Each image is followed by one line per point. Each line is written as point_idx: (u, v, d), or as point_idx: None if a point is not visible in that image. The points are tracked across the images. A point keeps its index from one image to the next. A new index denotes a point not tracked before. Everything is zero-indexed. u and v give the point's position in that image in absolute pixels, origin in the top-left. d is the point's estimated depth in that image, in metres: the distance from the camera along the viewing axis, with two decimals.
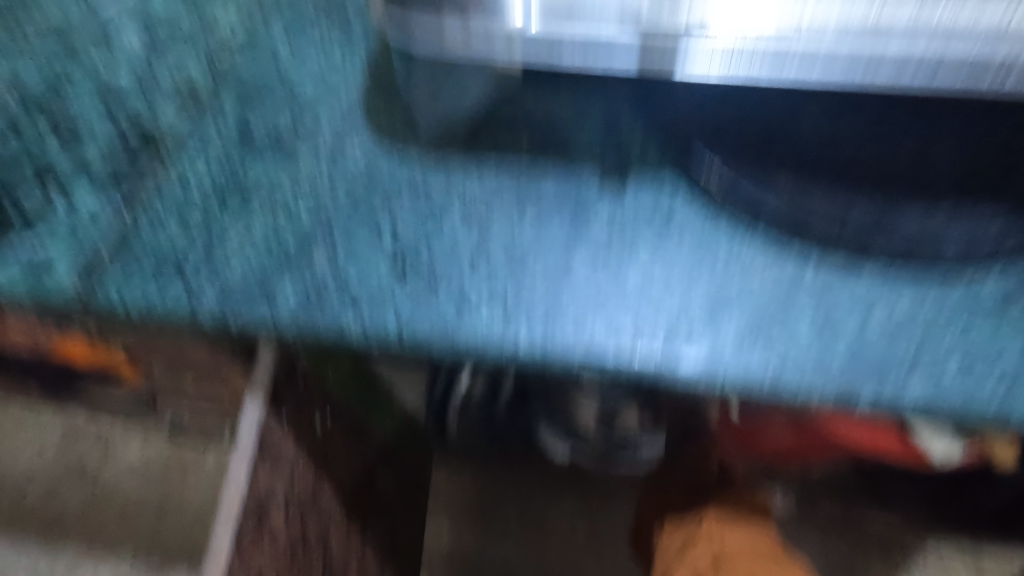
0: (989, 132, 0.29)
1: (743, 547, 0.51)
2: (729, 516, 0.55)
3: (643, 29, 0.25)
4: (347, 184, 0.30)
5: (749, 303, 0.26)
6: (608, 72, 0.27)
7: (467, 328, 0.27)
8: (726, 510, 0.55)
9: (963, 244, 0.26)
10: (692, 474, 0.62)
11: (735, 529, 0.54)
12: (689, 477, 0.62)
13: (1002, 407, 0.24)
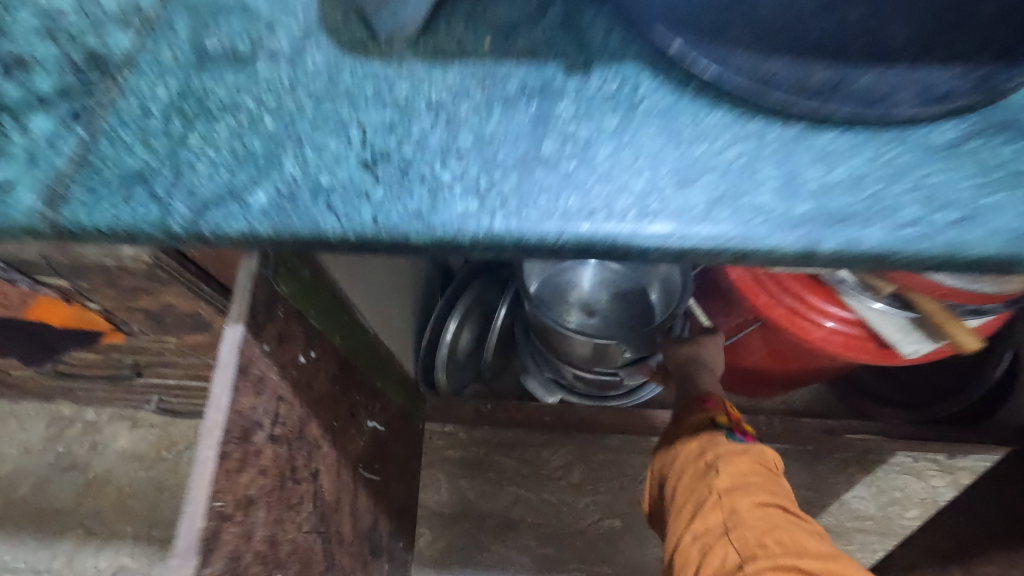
0: None
1: (765, 534, 0.39)
2: (745, 505, 0.41)
3: None
4: (309, 91, 0.31)
5: (719, 170, 0.27)
6: None
7: (440, 214, 0.27)
8: (743, 501, 0.41)
9: (918, 96, 0.27)
10: (692, 459, 0.47)
11: (757, 519, 0.40)
12: (691, 464, 0.47)
13: (962, 240, 0.24)
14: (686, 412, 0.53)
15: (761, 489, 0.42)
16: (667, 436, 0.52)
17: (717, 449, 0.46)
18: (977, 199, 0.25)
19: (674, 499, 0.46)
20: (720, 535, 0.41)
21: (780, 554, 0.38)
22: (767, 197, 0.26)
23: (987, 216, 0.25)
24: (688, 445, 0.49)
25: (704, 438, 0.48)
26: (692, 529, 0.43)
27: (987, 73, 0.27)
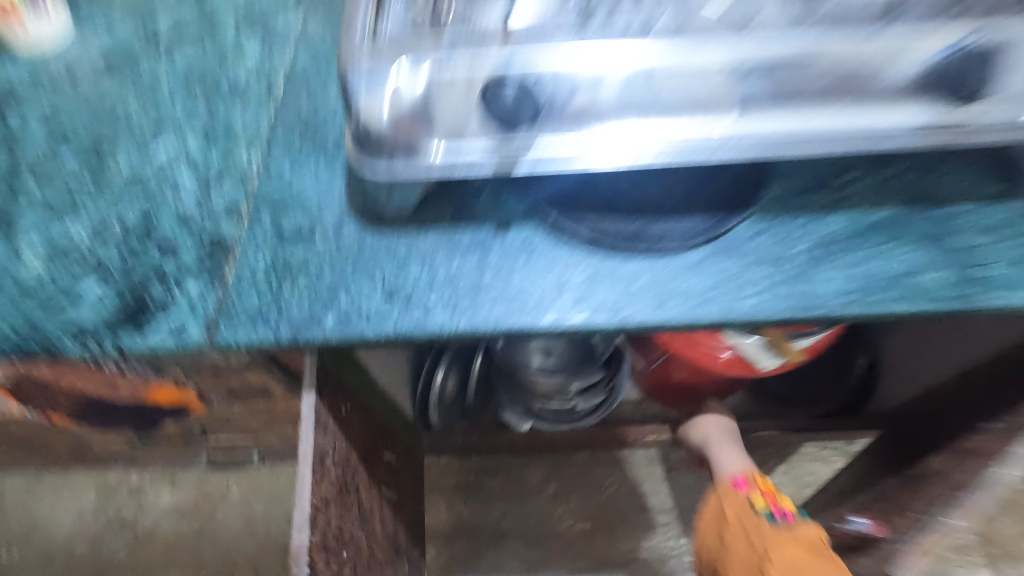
0: (700, 169, 0.51)
1: None
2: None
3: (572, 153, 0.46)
4: (348, 252, 0.53)
5: (579, 284, 0.49)
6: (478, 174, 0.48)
7: (431, 322, 0.49)
8: None
9: (683, 235, 0.49)
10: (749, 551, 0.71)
11: None
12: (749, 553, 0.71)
13: (700, 314, 0.47)
14: (731, 506, 0.77)
15: (804, 565, 0.67)
16: (714, 524, 0.77)
17: (763, 540, 0.71)
18: (710, 291, 0.47)
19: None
20: None
21: None
22: (608, 295, 0.48)
23: (714, 301, 0.47)
24: (740, 538, 0.73)
25: (751, 527, 0.73)
26: None
27: (721, 218, 0.49)
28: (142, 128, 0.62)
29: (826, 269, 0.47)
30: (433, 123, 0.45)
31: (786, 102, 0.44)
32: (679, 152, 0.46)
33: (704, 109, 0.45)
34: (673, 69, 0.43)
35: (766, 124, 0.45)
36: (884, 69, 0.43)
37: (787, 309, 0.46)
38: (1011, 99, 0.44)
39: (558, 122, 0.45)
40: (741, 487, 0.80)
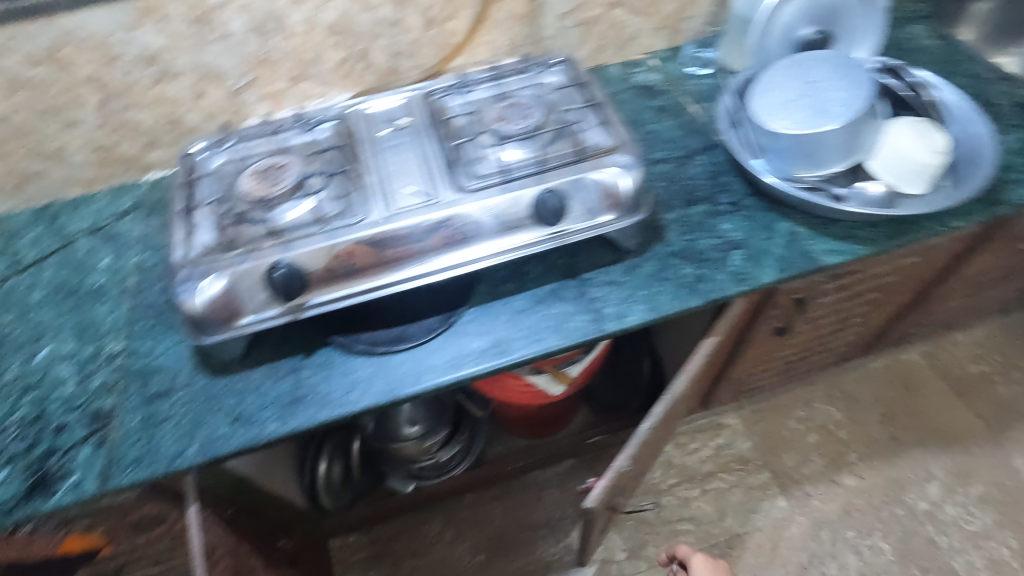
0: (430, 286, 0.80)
1: None
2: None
3: (343, 293, 0.72)
4: (200, 398, 0.73)
5: (364, 379, 0.74)
6: (274, 324, 0.72)
7: (267, 431, 0.70)
8: None
9: (425, 331, 0.77)
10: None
11: None
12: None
13: (442, 381, 0.73)
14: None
15: None
16: None
17: None
18: (446, 364, 0.74)
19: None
20: None
21: None
22: (385, 382, 0.73)
23: (450, 370, 0.74)
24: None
25: None
26: None
27: (446, 314, 0.78)
28: (25, 341, 0.81)
29: (515, 333, 0.77)
30: (242, 301, 0.70)
31: (461, 245, 0.74)
32: (411, 277, 0.74)
33: (422, 253, 0.73)
34: (389, 245, 0.72)
35: (454, 254, 0.74)
36: (507, 218, 0.74)
37: (492, 362, 0.74)
38: (582, 214, 0.76)
39: (328, 281, 0.72)
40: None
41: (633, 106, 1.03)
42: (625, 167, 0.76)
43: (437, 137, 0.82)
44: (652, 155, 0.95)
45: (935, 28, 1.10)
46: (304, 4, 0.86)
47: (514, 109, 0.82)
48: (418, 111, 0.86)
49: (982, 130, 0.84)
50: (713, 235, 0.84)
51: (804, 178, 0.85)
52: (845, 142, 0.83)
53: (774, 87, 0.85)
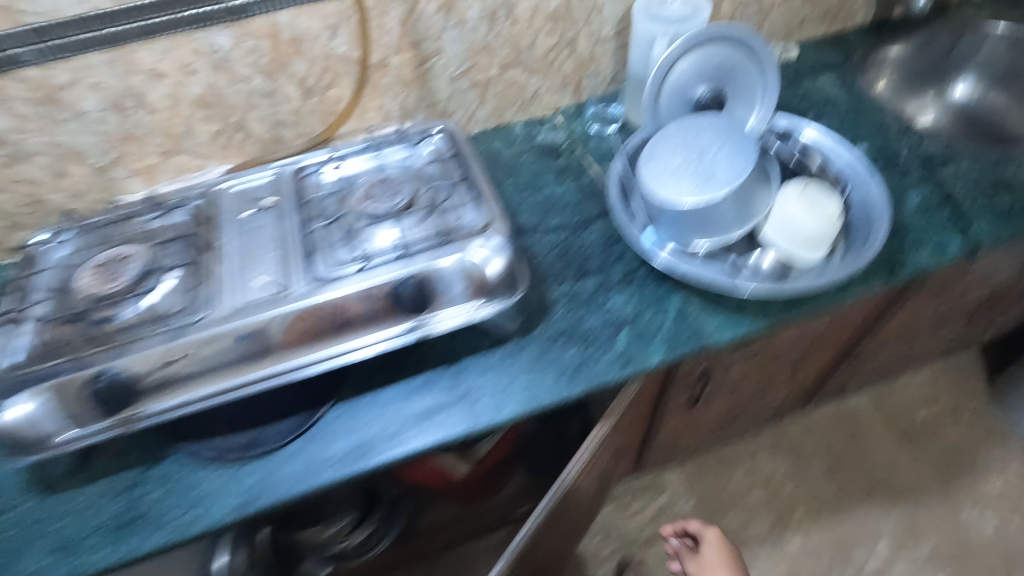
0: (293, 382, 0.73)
1: None
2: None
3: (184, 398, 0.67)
4: (21, 524, 0.65)
5: (207, 493, 0.67)
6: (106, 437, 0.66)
7: (90, 561, 0.62)
8: None
9: (280, 434, 0.70)
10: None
11: None
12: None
13: (290, 493, 0.66)
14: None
15: None
16: None
17: None
18: (298, 473, 0.68)
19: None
20: None
21: None
22: (230, 496, 0.67)
23: (301, 480, 0.67)
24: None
25: None
26: None
27: (307, 414, 0.71)
28: None
29: (379, 433, 0.71)
30: (66, 418, 0.64)
31: (316, 343, 0.69)
32: (260, 377, 0.68)
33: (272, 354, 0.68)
34: (231, 346, 0.66)
35: (308, 352, 0.69)
36: (364, 310, 0.69)
37: (349, 470, 0.68)
38: (453, 297, 0.71)
39: (166, 386, 0.66)
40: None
41: (531, 168, 0.99)
42: (493, 249, 0.71)
43: (299, 220, 0.77)
44: (548, 222, 0.90)
45: (842, 78, 1.09)
46: (164, 79, 0.82)
47: (383, 187, 0.78)
48: (284, 189, 0.81)
49: (877, 190, 0.83)
50: (600, 313, 0.79)
51: (700, 245, 0.80)
52: (736, 211, 0.79)
53: (664, 155, 0.81)
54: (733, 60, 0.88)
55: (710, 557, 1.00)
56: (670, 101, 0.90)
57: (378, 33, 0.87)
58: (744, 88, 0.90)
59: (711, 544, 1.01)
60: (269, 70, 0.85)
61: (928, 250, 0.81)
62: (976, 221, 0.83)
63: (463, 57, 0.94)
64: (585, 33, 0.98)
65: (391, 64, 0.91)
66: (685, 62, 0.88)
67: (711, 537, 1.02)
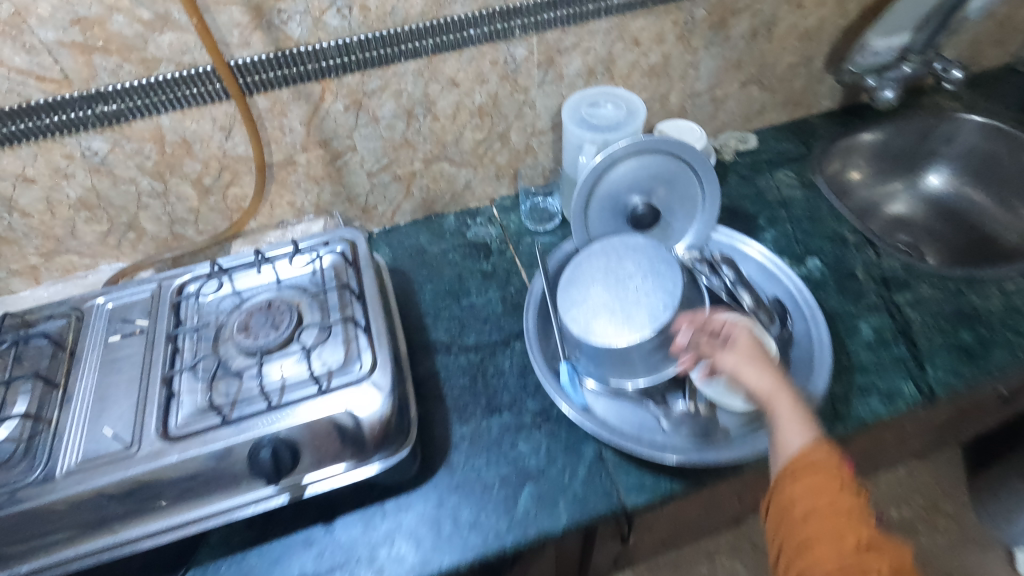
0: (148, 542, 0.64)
1: (806, 513, 0.52)
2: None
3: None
4: None
5: None
6: None
7: None
8: (804, 512, 0.52)
9: None
10: (843, 529, 0.50)
11: (801, 493, 0.53)
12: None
13: None
14: (829, 460, 0.54)
15: (823, 490, 0.52)
16: (810, 502, 0.52)
17: (800, 520, 0.52)
18: None
19: (796, 553, 0.51)
20: (804, 520, 0.52)
21: (812, 526, 0.51)
22: None
23: None
24: (820, 496, 0.52)
25: (799, 524, 0.52)
26: (799, 511, 0.52)
27: None
28: None
29: None
30: None
31: (163, 510, 0.60)
32: (96, 552, 0.59)
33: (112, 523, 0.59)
34: (65, 514, 0.58)
35: (156, 520, 0.60)
36: (221, 475, 0.61)
37: None
38: (330, 457, 0.63)
39: None
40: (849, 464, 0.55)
41: (455, 270, 0.92)
42: (372, 407, 0.63)
43: (168, 349, 0.68)
44: (464, 340, 0.82)
45: (801, 173, 1.01)
46: (34, 184, 0.74)
47: (263, 317, 0.69)
48: (160, 308, 0.72)
49: (822, 333, 0.74)
50: (506, 459, 0.71)
51: (623, 387, 0.72)
52: (657, 357, 0.69)
53: (584, 285, 0.73)
54: (676, 171, 0.80)
55: (744, 341, 0.66)
56: (601, 207, 0.81)
57: (280, 133, 0.79)
58: (682, 206, 0.82)
59: (747, 340, 0.66)
60: (157, 172, 0.78)
61: (876, 399, 0.72)
62: (931, 364, 0.75)
63: (380, 152, 0.86)
64: (517, 127, 0.90)
65: (299, 162, 0.84)
66: (625, 167, 0.79)
67: (740, 323, 0.68)
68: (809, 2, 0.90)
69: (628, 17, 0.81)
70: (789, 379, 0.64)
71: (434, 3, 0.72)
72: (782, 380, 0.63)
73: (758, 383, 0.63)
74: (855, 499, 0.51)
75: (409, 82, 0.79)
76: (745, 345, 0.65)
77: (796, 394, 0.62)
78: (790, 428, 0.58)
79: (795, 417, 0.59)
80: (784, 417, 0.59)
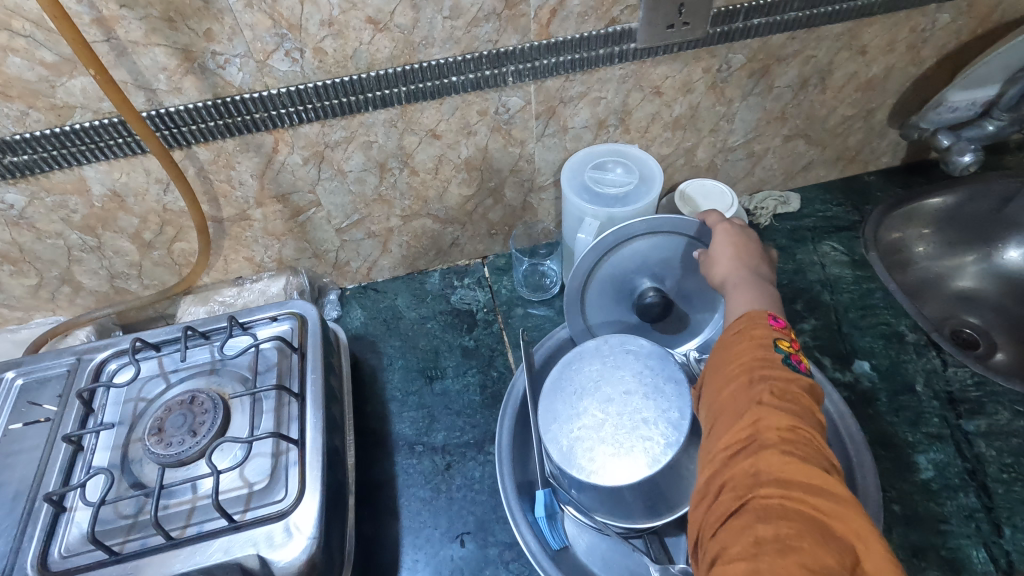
0: None
1: (716, 364, 0.47)
2: (767, 504, 0.36)
3: None
4: None
5: None
6: None
7: None
8: (715, 362, 0.47)
9: None
10: (742, 364, 0.45)
11: (719, 347, 0.48)
12: (729, 417, 0.43)
13: None
14: (749, 313, 0.49)
15: (734, 343, 0.47)
16: (719, 355, 0.48)
17: (712, 373, 0.47)
18: None
19: (703, 410, 0.47)
20: (712, 371, 0.47)
21: (719, 372, 0.46)
22: None
23: None
24: (732, 344, 0.47)
25: (710, 373, 0.48)
26: (713, 365, 0.48)
27: None
28: None
29: None
30: None
31: None
32: None
33: None
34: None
35: None
36: None
37: None
38: None
39: None
40: (778, 321, 0.48)
41: (432, 344, 0.79)
42: (292, 553, 0.50)
43: (69, 450, 0.57)
44: (431, 438, 0.69)
45: (852, 246, 0.85)
46: None
47: (180, 416, 0.57)
48: (72, 394, 0.61)
49: (871, 486, 0.59)
50: None
51: (611, 527, 0.58)
52: (654, 497, 0.55)
53: (570, 398, 0.59)
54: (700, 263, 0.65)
55: (720, 238, 0.59)
56: (600, 289, 0.67)
57: (228, 186, 0.67)
58: (701, 300, 0.67)
59: (726, 230, 0.59)
60: (87, 226, 0.68)
61: (935, 568, 0.56)
62: (1011, 526, 0.58)
63: (350, 208, 0.74)
64: (513, 182, 0.77)
65: (255, 217, 0.72)
66: (636, 249, 0.64)
67: (715, 224, 0.61)
68: (875, 48, 0.74)
69: (648, 64, 0.67)
70: (763, 269, 0.57)
71: (407, 46, 0.59)
72: (747, 270, 0.56)
73: (716, 272, 0.58)
74: (763, 345, 0.45)
75: (380, 133, 0.66)
76: (712, 245, 0.60)
77: (763, 283, 0.55)
78: (735, 304, 0.53)
79: (744, 292, 0.53)
80: (734, 295, 0.54)
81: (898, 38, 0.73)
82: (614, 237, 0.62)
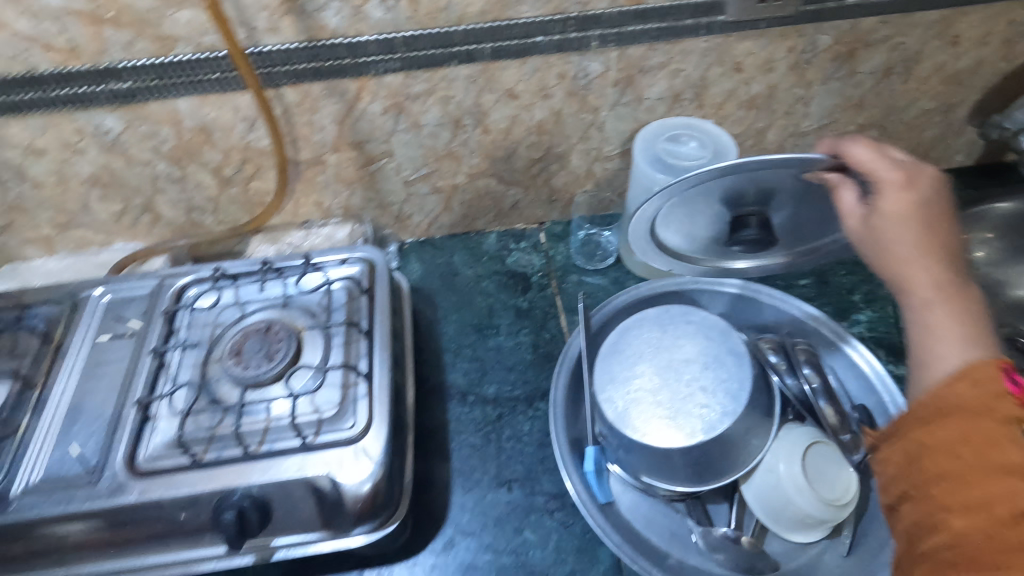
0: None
1: (944, 458, 0.40)
2: None
3: None
4: None
5: None
6: None
7: None
8: (944, 457, 0.40)
9: None
10: (996, 479, 0.38)
11: (944, 432, 0.41)
12: (973, 543, 0.37)
13: None
14: (985, 394, 0.41)
15: (972, 434, 0.39)
16: (947, 446, 0.40)
17: (935, 466, 0.40)
18: None
19: (920, 510, 0.40)
20: (935, 465, 0.40)
21: (955, 476, 0.39)
22: None
23: None
24: (966, 436, 0.40)
25: (931, 465, 0.40)
26: (933, 452, 0.41)
27: None
28: None
29: None
30: None
31: (118, 553, 0.53)
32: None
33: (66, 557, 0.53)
34: (11, 541, 0.52)
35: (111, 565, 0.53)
36: (182, 523, 0.53)
37: None
38: (305, 526, 0.54)
39: None
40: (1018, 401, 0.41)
41: (488, 302, 0.81)
42: (358, 477, 0.53)
43: (154, 364, 0.61)
44: (483, 389, 0.72)
45: None
46: (45, 156, 0.68)
47: (258, 342, 0.61)
48: (155, 314, 0.65)
49: None
50: (504, 546, 0.60)
51: (658, 488, 0.59)
52: (702, 463, 0.56)
53: (629, 363, 0.60)
54: (823, 197, 0.58)
55: (897, 219, 0.50)
56: (696, 209, 0.61)
57: (309, 130, 0.70)
58: (796, 235, 0.64)
59: (905, 208, 0.50)
60: (174, 157, 0.71)
61: None
62: None
63: (420, 162, 0.76)
64: (580, 149, 0.77)
65: (329, 162, 0.74)
66: (751, 178, 0.56)
67: (880, 176, 0.51)
68: (968, 39, 0.72)
69: (734, 38, 0.67)
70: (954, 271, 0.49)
71: (498, 3, 0.61)
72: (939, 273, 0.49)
73: (892, 265, 0.50)
74: (1012, 448, 0.38)
75: (460, 89, 0.68)
76: (886, 220, 0.50)
77: (959, 291, 0.48)
78: (945, 344, 0.46)
79: (954, 329, 0.46)
80: (941, 330, 0.46)
81: (994, 31, 0.71)
82: (746, 161, 0.53)
